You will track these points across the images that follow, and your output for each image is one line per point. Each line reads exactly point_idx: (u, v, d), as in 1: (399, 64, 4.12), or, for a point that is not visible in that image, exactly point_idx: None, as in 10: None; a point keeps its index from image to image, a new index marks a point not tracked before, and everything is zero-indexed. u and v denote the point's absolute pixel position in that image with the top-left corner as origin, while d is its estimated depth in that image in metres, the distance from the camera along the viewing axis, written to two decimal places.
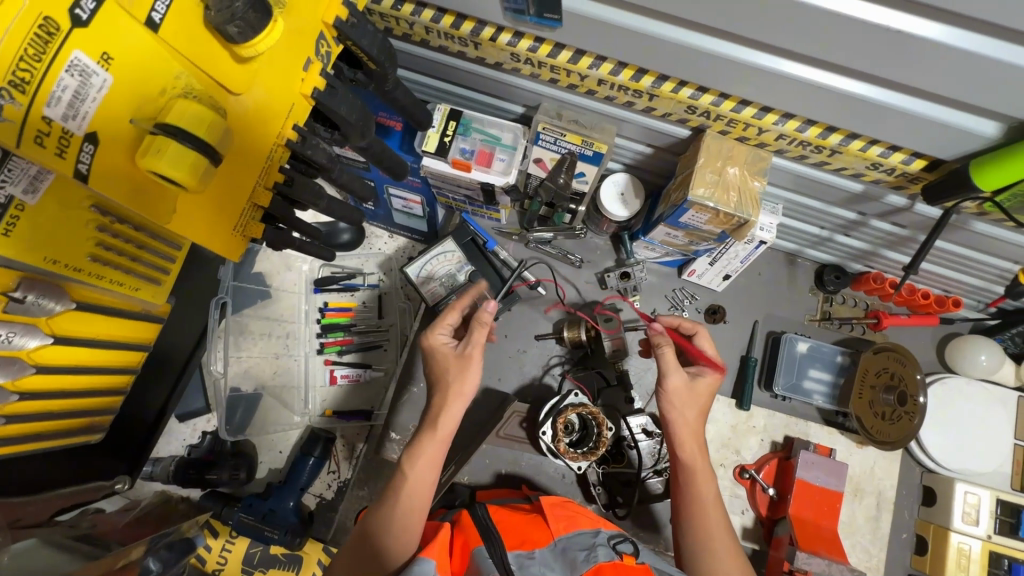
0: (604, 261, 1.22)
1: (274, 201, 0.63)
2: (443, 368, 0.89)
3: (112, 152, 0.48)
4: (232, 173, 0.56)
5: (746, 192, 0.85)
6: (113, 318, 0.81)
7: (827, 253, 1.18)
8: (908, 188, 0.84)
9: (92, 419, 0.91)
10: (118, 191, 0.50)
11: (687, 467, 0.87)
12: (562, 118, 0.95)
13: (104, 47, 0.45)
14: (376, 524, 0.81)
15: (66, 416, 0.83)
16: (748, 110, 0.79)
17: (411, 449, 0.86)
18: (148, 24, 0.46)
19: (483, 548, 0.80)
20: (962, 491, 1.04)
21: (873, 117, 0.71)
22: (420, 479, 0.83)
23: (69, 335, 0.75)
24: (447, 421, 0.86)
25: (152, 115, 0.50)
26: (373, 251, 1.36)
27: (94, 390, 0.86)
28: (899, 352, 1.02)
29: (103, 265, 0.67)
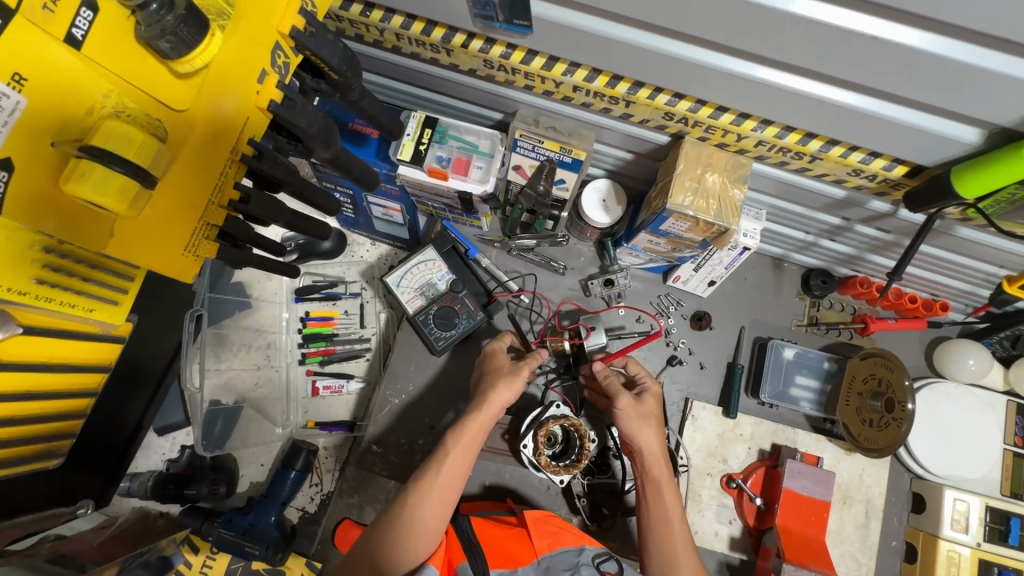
0: (588, 267, 1.20)
1: (230, 218, 0.60)
2: (499, 368, 0.98)
3: (33, 177, 0.47)
4: (177, 197, 0.53)
5: (726, 199, 0.83)
6: (63, 341, 0.78)
7: (813, 258, 1.16)
8: (890, 194, 0.82)
9: (47, 444, 0.88)
10: (45, 218, 0.48)
11: (651, 485, 0.88)
12: (538, 125, 0.93)
13: (15, 67, 0.43)
14: (414, 493, 0.83)
15: (5, 446, 0.79)
16: (726, 116, 0.77)
17: (455, 428, 0.89)
18: (68, 41, 0.45)
19: (468, 564, 0.82)
20: (951, 497, 1.03)
21: (850, 124, 0.69)
22: (462, 456, 0.87)
23: (19, 359, 0.73)
24: (491, 407, 0.90)
25: (76, 135, 0.48)
26: (355, 259, 1.34)
27: (52, 410, 0.84)
28: (887, 358, 1.00)
29: (53, 287, 0.64)
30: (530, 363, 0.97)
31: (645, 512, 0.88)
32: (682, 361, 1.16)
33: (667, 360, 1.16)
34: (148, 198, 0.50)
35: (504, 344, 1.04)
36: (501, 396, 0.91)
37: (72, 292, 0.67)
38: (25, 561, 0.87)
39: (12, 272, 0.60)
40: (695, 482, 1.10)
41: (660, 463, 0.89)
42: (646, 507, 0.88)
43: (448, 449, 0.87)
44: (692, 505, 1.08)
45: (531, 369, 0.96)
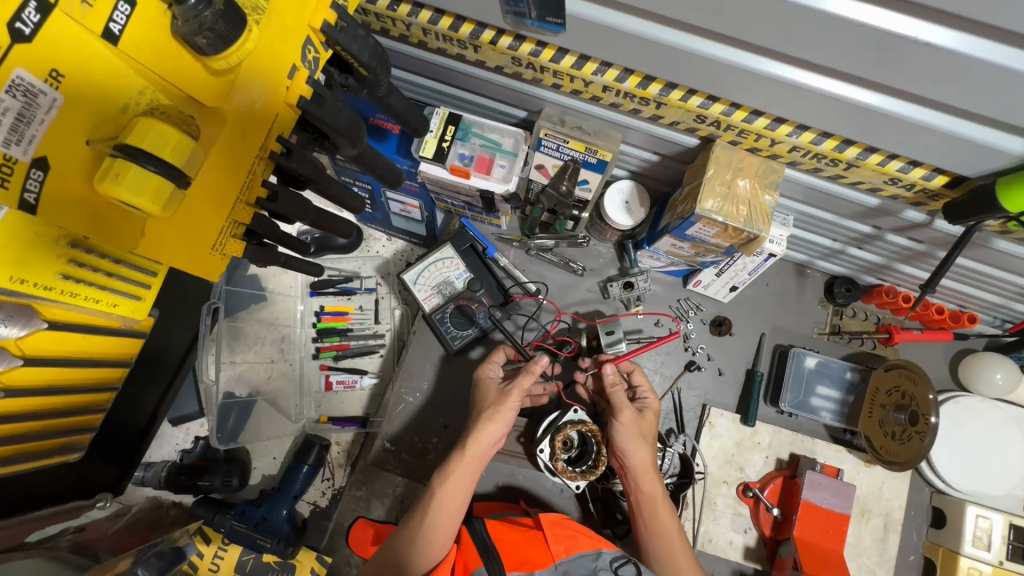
0: (607, 269, 1.18)
1: (256, 217, 0.59)
2: (484, 399, 0.96)
3: (65, 175, 0.48)
4: (207, 196, 0.52)
5: (757, 206, 0.81)
6: (87, 334, 0.77)
7: (837, 265, 1.14)
8: (927, 204, 0.80)
9: (68, 438, 0.88)
10: (74, 218, 0.49)
11: (645, 500, 0.89)
12: (564, 124, 0.92)
13: (51, 64, 0.44)
14: (403, 537, 0.85)
15: (37, 437, 0.81)
16: (760, 121, 0.75)
17: (442, 469, 0.90)
18: (105, 36, 0.45)
19: (484, 569, 0.82)
20: (973, 514, 1.01)
21: (891, 132, 0.67)
22: (449, 498, 0.87)
23: (43, 355, 0.73)
24: (500, 421, 0.92)
25: (108, 133, 0.49)
26: (371, 254, 1.33)
27: (74, 403, 0.84)
28: (912, 371, 0.98)
29: (76, 282, 0.65)
30: (521, 384, 0.93)
31: (641, 527, 0.90)
32: (700, 367, 1.14)
33: (685, 365, 1.14)
34: (180, 198, 0.49)
35: (494, 370, 1.01)
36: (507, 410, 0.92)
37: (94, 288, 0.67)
38: (49, 552, 0.88)
39: (36, 267, 0.60)
40: (710, 489, 1.08)
41: (652, 477, 0.90)
42: (642, 522, 0.90)
43: (435, 489, 0.88)
44: (707, 513, 1.07)
45: (521, 389, 0.93)
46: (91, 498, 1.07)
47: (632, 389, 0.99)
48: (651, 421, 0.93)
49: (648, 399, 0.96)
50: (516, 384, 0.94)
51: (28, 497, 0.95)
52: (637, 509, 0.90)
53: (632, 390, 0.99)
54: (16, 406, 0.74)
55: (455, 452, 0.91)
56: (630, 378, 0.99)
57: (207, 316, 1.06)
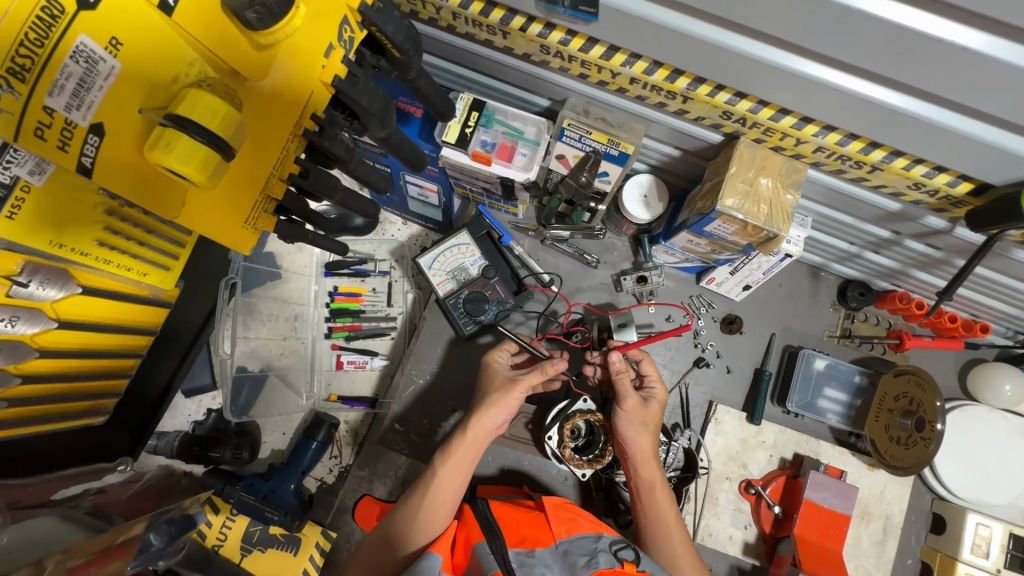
0: (621, 262, 1.19)
1: (289, 194, 0.60)
2: (490, 383, 0.98)
3: (117, 144, 0.49)
4: (245, 169, 0.54)
5: (778, 205, 0.81)
6: (116, 302, 0.79)
7: (852, 269, 1.14)
8: (950, 211, 0.79)
9: (98, 403, 0.92)
10: (123, 184, 0.50)
11: (644, 487, 0.90)
12: (588, 115, 0.92)
13: (111, 32, 0.46)
14: (403, 514, 0.88)
15: (67, 401, 0.83)
16: (787, 120, 0.75)
17: (444, 449, 0.93)
18: (160, 7, 0.47)
19: (485, 543, 0.82)
20: (974, 522, 1.02)
21: (919, 136, 0.67)
22: (447, 478, 0.90)
23: (74, 320, 0.74)
24: (502, 406, 0.94)
25: (160, 103, 0.50)
26: (386, 238, 1.34)
27: (98, 372, 0.85)
28: (919, 376, 0.98)
29: (110, 250, 0.67)
30: (529, 377, 0.96)
31: (640, 514, 0.90)
32: (709, 364, 1.15)
33: (693, 362, 1.15)
34: (223, 170, 0.51)
35: (503, 356, 1.02)
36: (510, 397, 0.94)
37: (128, 257, 0.69)
38: (69, 513, 0.93)
39: (71, 232, 0.62)
40: (713, 485, 1.10)
41: (651, 464, 0.90)
42: (641, 509, 0.90)
43: (436, 470, 0.91)
44: (708, 508, 1.09)
45: (529, 383, 0.95)
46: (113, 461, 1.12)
47: (640, 378, 0.98)
48: (656, 410, 0.93)
49: (654, 388, 0.95)
50: (527, 376, 0.96)
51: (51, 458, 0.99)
52: (636, 495, 0.91)
53: (640, 379, 0.97)
54: (47, 368, 0.76)
55: (456, 434, 0.93)
56: (638, 366, 0.97)
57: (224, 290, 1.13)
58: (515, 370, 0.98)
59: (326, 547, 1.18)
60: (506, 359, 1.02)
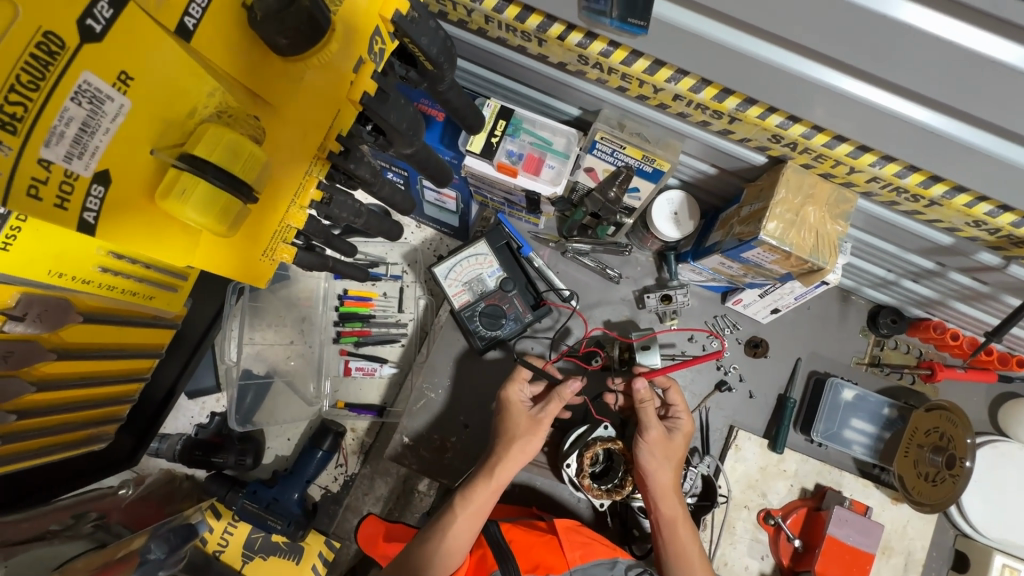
0: (644, 278, 1.14)
1: (309, 220, 0.58)
2: (514, 427, 0.92)
3: (125, 190, 0.44)
4: (266, 202, 0.51)
5: (824, 235, 0.76)
6: (122, 326, 0.76)
7: (886, 295, 1.09)
8: (1008, 249, 0.74)
9: (95, 430, 0.87)
10: (131, 234, 0.45)
11: (666, 523, 0.87)
12: (623, 129, 0.86)
13: (119, 65, 0.41)
14: (416, 558, 0.82)
15: (61, 432, 0.78)
16: (843, 147, 0.70)
17: (465, 492, 0.88)
18: (178, 32, 0.43)
19: (499, 573, 0.82)
20: (1000, 563, 0.99)
21: (990, 175, 0.62)
22: (465, 523, 0.85)
23: (74, 345, 0.71)
24: (523, 451, 0.90)
25: (176, 141, 0.46)
26: (399, 241, 1.29)
27: (99, 399, 0.82)
28: (953, 412, 0.94)
29: (115, 276, 0.63)
30: (551, 410, 0.93)
31: (662, 550, 0.87)
32: (731, 387, 1.10)
33: (715, 385, 1.11)
34: (243, 214, 0.48)
35: (523, 392, 0.95)
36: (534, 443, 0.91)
37: (132, 280, 0.66)
38: (78, 532, 0.95)
39: (80, 262, 0.58)
40: (731, 513, 1.06)
41: (673, 499, 0.87)
42: (663, 545, 0.87)
43: (455, 517, 0.85)
44: (725, 537, 1.05)
45: (552, 416, 0.93)
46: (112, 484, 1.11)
47: (666, 407, 0.96)
48: (681, 443, 0.91)
49: (681, 419, 0.93)
50: (547, 412, 0.93)
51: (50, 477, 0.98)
52: (657, 530, 0.88)
53: (666, 408, 0.96)
54: (49, 401, 0.72)
55: (478, 479, 0.88)
56: (666, 394, 0.95)
57: (233, 295, 1.13)
58: (537, 407, 0.94)
59: (329, 556, 1.18)
60: (525, 393, 0.96)
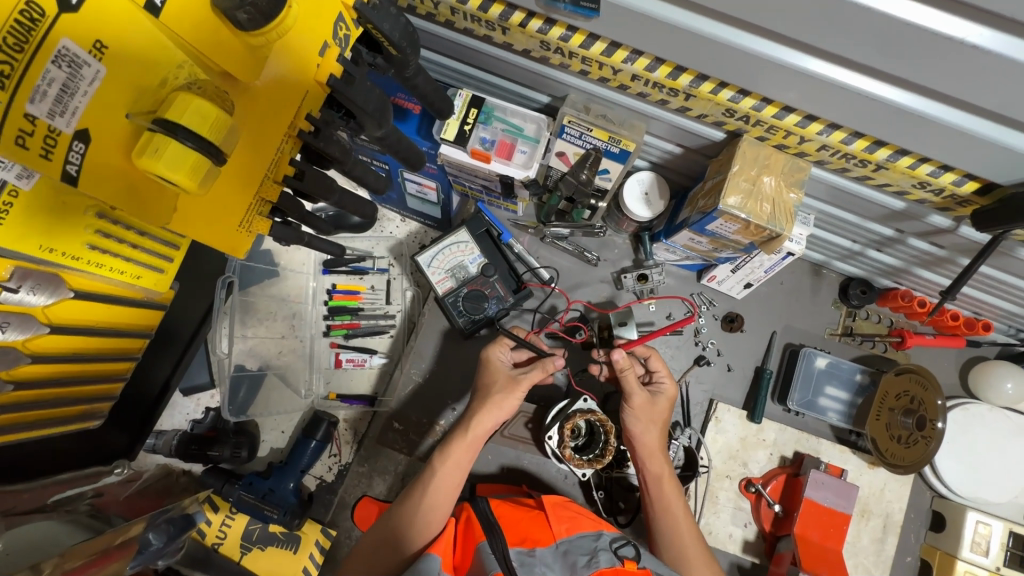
0: (621, 260, 1.18)
1: (282, 194, 0.62)
2: (493, 381, 0.98)
3: (102, 150, 0.49)
4: (238, 170, 0.56)
5: (781, 204, 0.80)
6: (110, 305, 0.79)
7: (855, 267, 1.13)
8: (955, 209, 0.78)
9: (89, 407, 0.89)
10: (113, 191, 0.50)
11: (652, 480, 0.91)
12: (589, 112, 0.91)
13: (96, 35, 0.46)
14: (403, 512, 0.88)
15: (54, 406, 0.81)
16: (791, 117, 0.74)
17: (443, 449, 0.93)
18: (148, 9, 0.47)
19: (487, 543, 0.80)
20: (974, 520, 1.02)
21: (929, 137, 0.66)
22: (445, 475, 0.90)
23: (69, 324, 0.75)
24: (497, 408, 0.95)
25: (148, 107, 0.50)
26: (384, 234, 1.33)
27: (93, 375, 0.85)
28: (922, 375, 0.97)
29: (100, 253, 0.68)
30: (533, 376, 0.97)
31: (649, 507, 0.91)
32: (710, 362, 1.14)
33: (694, 360, 1.14)
34: (214, 176, 0.51)
35: (503, 353, 1.01)
36: (510, 401, 0.95)
37: (118, 259, 0.70)
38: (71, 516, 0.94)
39: (65, 237, 0.63)
40: (713, 483, 1.09)
41: (659, 458, 0.92)
42: (650, 502, 0.91)
43: (437, 466, 0.90)
44: (709, 506, 1.08)
45: (532, 382, 0.96)
46: (109, 465, 1.10)
47: (648, 373, 0.99)
48: (664, 406, 0.94)
49: (664, 384, 0.96)
50: (528, 375, 0.97)
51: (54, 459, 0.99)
52: (645, 488, 0.92)
53: (649, 374, 0.99)
54: (41, 373, 0.76)
55: (456, 433, 0.93)
56: (646, 363, 0.98)
57: (222, 290, 1.10)
58: (518, 370, 0.98)
59: (325, 545, 1.20)
60: (507, 356, 1.01)
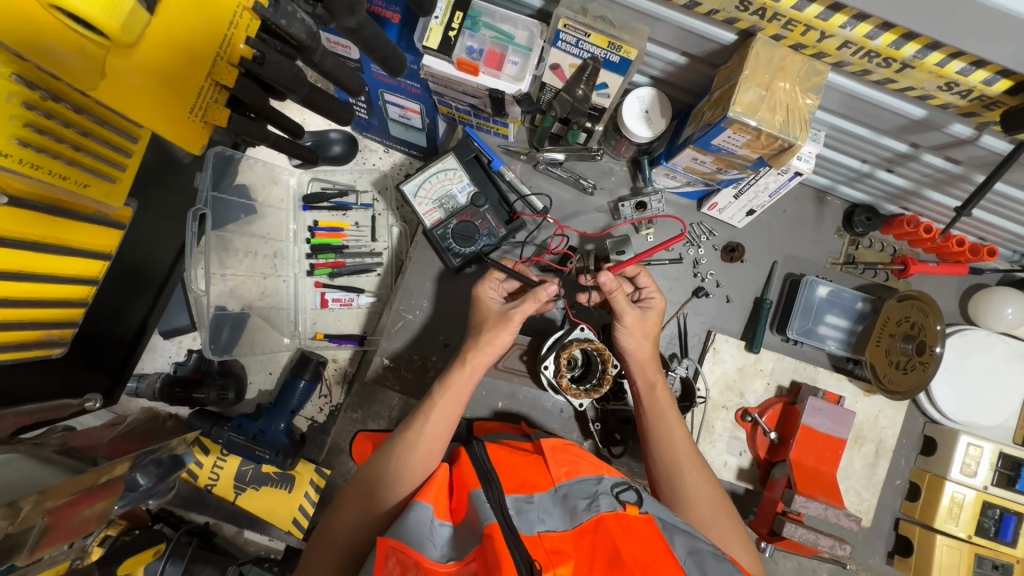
0: (619, 188, 1.12)
1: (240, 79, 0.67)
2: (484, 318, 0.94)
3: None
4: (181, 36, 0.61)
5: (796, 110, 0.74)
6: (55, 219, 0.75)
7: (861, 192, 1.08)
8: (980, 114, 0.73)
9: (49, 331, 0.82)
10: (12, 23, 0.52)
11: (645, 390, 0.93)
12: (586, 14, 0.81)
13: None
14: (401, 444, 0.85)
15: (6, 328, 0.75)
16: (812, 9, 0.67)
17: (442, 381, 0.91)
18: None
19: (481, 492, 0.76)
20: (965, 443, 1.03)
21: (967, 25, 0.59)
22: (441, 411, 0.88)
23: (7, 235, 0.70)
24: (490, 347, 0.91)
25: None
26: (368, 167, 1.25)
27: (48, 298, 0.79)
28: (923, 301, 0.95)
29: (38, 151, 0.64)
30: (523, 308, 0.91)
31: (643, 417, 0.92)
32: (708, 294, 1.11)
33: (692, 292, 1.11)
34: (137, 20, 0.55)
35: (493, 290, 0.96)
36: (500, 339, 0.91)
37: (60, 160, 0.67)
38: (35, 451, 0.85)
39: None
40: (710, 414, 1.08)
41: (651, 369, 0.94)
42: (643, 412, 0.92)
43: (434, 403, 0.88)
44: (704, 436, 1.08)
45: (524, 315, 0.91)
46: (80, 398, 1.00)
47: (637, 291, 0.98)
48: (655, 319, 0.94)
49: (653, 298, 0.96)
50: (519, 309, 0.91)
51: (15, 393, 0.87)
52: (639, 400, 0.93)
53: (637, 292, 0.98)
54: None
55: (454, 367, 0.91)
56: (635, 280, 0.97)
57: (194, 223, 1.01)
58: (508, 304, 0.93)
59: (320, 483, 1.18)
60: (497, 290, 0.97)
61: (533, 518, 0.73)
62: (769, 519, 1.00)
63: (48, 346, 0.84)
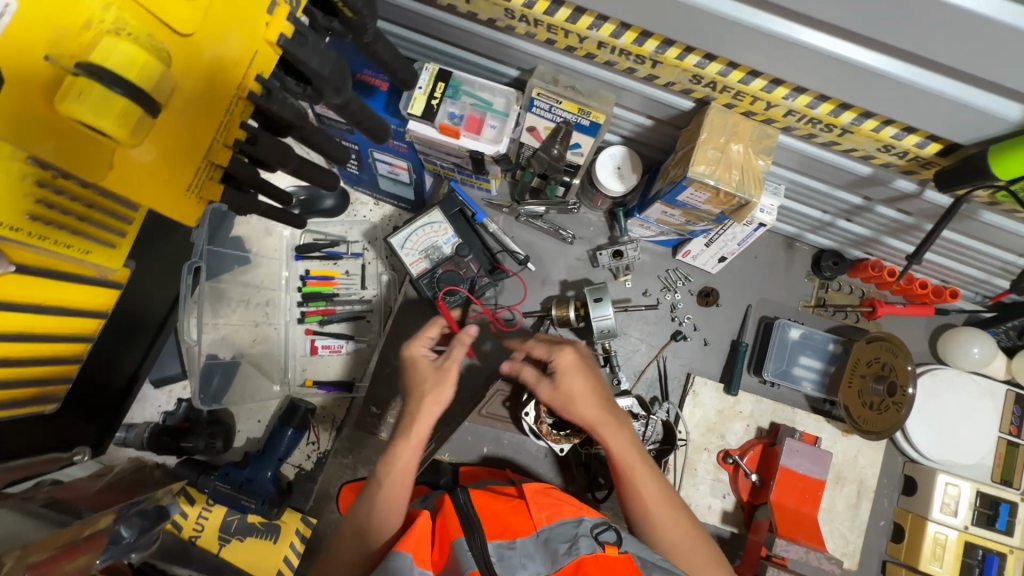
0: (597, 238, 1.18)
1: (234, 157, 0.70)
2: (421, 378, 0.90)
3: (26, 94, 0.54)
4: (187, 130, 0.64)
5: (749, 171, 0.81)
6: (60, 282, 0.79)
7: (826, 238, 1.14)
8: (919, 173, 0.80)
9: (44, 389, 0.90)
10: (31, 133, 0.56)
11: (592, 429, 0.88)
12: (557, 84, 0.89)
13: None
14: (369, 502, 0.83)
15: (6, 387, 0.82)
16: (757, 82, 0.74)
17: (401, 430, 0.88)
18: None
19: (464, 540, 0.76)
20: (943, 482, 1.05)
21: (890, 98, 0.66)
22: (406, 460, 0.85)
23: (6, 300, 0.74)
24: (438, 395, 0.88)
25: (68, 50, 0.54)
26: (358, 219, 1.30)
27: (44, 356, 0.85)
28: (891, 342, 0.99)
29: (43, 224, 0.69)
30: (454, 354, 0.91)
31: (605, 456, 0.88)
32: (686, 336, 1.15)
33: (671, 335, 1.15)
34: (145, 127, 0.57)
35: (424, 346, 0.94)
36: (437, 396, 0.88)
37: (65, 231, 0.72)
38: (22, 505, 0.86)
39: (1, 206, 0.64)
40: (692, 456, 1.10)
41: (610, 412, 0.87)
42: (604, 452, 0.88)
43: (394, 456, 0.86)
44: (688, 479, 1.09)
45: (457, 359, 0.91)
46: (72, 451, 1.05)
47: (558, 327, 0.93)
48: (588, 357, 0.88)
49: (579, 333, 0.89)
50: (451, 358, 0.91)
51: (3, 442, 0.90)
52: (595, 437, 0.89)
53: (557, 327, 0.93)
54: None
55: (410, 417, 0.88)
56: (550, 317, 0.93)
57: (190, 275, 1.06)
58: (442, 359, 0.92)
59: (306, 533, 1.18)
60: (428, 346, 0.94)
61: (515, 564, 0.74)
62: (753, 563, 1.00)
63: (42, 402, 0.91)
